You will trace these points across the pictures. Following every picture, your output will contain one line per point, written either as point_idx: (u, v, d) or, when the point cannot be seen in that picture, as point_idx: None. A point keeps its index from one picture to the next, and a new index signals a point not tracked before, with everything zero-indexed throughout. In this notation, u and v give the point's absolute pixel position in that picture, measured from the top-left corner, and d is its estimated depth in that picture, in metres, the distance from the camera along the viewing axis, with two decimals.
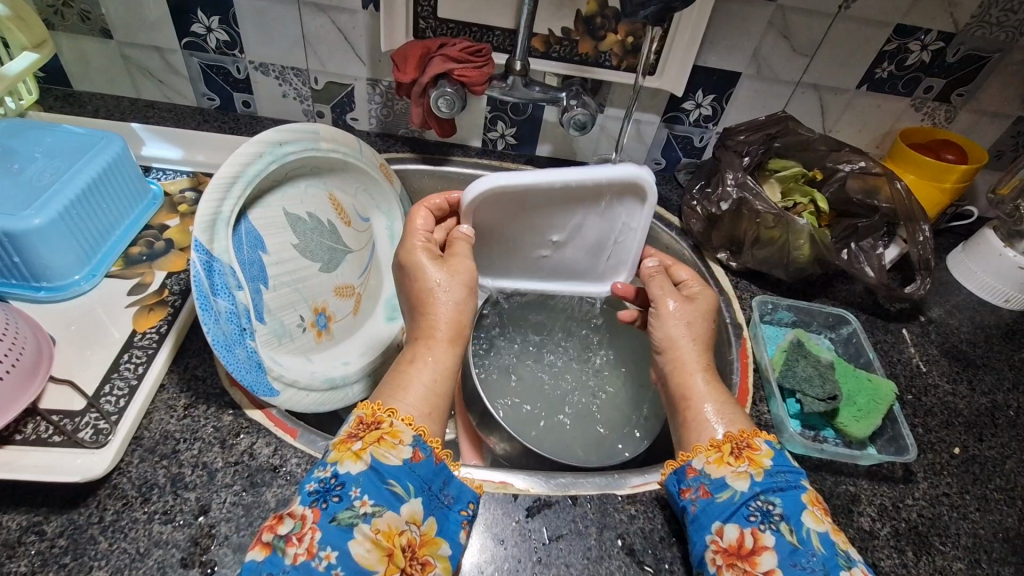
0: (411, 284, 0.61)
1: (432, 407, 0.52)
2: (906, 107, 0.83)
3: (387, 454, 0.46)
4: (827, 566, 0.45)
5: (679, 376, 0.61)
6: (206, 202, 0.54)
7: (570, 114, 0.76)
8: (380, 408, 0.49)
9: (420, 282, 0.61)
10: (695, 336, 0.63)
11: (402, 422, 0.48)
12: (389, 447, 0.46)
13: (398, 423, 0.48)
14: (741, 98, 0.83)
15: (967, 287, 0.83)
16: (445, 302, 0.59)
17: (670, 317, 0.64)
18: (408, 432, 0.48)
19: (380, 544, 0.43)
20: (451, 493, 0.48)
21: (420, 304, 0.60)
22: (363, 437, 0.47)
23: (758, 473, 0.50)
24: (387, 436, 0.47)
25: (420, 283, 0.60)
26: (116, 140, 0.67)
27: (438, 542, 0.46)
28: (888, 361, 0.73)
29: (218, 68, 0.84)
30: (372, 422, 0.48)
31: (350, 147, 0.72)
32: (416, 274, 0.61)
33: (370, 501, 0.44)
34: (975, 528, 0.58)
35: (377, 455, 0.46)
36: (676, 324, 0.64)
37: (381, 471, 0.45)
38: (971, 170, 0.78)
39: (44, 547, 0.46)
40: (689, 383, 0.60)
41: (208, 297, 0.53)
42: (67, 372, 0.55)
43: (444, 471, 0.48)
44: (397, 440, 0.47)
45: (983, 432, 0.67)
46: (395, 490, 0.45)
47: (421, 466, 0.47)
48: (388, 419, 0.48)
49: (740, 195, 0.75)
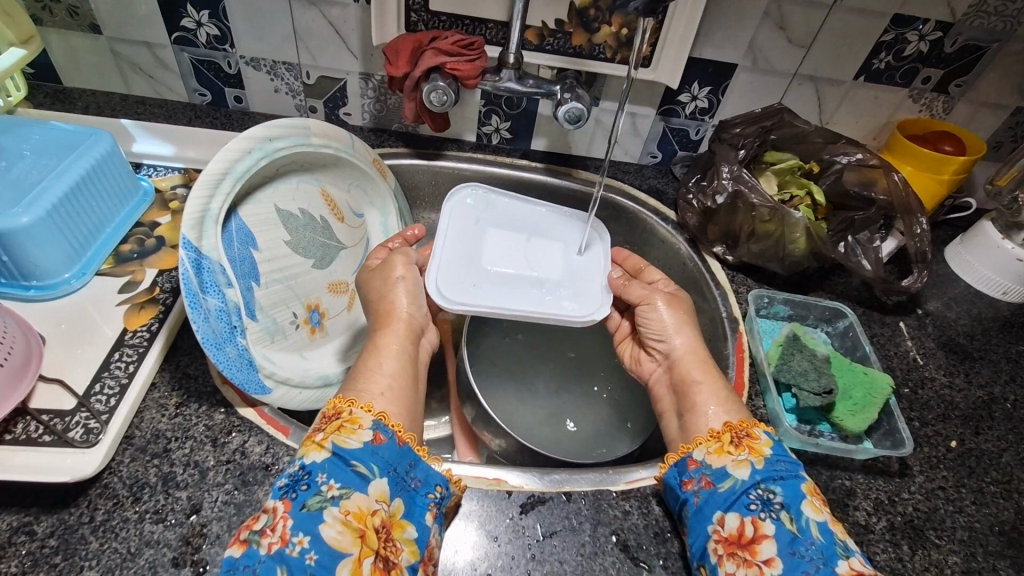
0: (375, 277, 0.64)
1: (389, 389, 0.53)
2: (903, 98, 0.82)
3: (348, 438, 0.46)
4: (826, 554, 0.44)
5: (677, 367, 0.62)
6: (194, 199, 0.53)
7: (565, 107, 0.75)
8: (341, 400, 0.50)
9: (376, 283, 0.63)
10: (685, 334, 0.63)
11: (362, 409, 0.49)
12: (350, 432, 0.47)
13: (357, 410, 0.49)
14: (737, 90, 0.82)
15: (965, 279, 0.83)
16: (398, 299, 0.61)
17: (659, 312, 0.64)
18: (368, 418, 0.48)
19: (351, 525, 0.42)
20: (418, 476, 0.48)
21: (377, 302, 0.62)
22: (325, 428, 0.47)
23: (759, 460, 0.50)
24: (347, 423, 0.47)
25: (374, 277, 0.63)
26: (105, 137, 0.67)
27: (405, 525, 0.46)
28: (884, 354, 0.72)
29: (209, 63, 0.83)
30: (334, 414, 0.49)
31: (342, 142, 0.71)
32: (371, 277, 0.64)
33: (337, 485, 0.44)
34: (971, 521, 0.58)
35: (338, 441, 0.46)
36: (666, 322, 0.64)
37: (344, 455, 0.45)
38: (970, 161, 0.77)
39: (35, 547, 0.46)
40: (689, 371, 0.60)
41: (197, 295, 0.52)
42: (57, 371, 0.55)
43: (409, 453, 0.48)
44: (357, 425, 0.47)
45: (980, 425, 0.66)
46: (360, 471, 0.45)
47: (384, 448, 0.47)
48: (348, 408, 0.49)
49: (735, 188, 0.74)
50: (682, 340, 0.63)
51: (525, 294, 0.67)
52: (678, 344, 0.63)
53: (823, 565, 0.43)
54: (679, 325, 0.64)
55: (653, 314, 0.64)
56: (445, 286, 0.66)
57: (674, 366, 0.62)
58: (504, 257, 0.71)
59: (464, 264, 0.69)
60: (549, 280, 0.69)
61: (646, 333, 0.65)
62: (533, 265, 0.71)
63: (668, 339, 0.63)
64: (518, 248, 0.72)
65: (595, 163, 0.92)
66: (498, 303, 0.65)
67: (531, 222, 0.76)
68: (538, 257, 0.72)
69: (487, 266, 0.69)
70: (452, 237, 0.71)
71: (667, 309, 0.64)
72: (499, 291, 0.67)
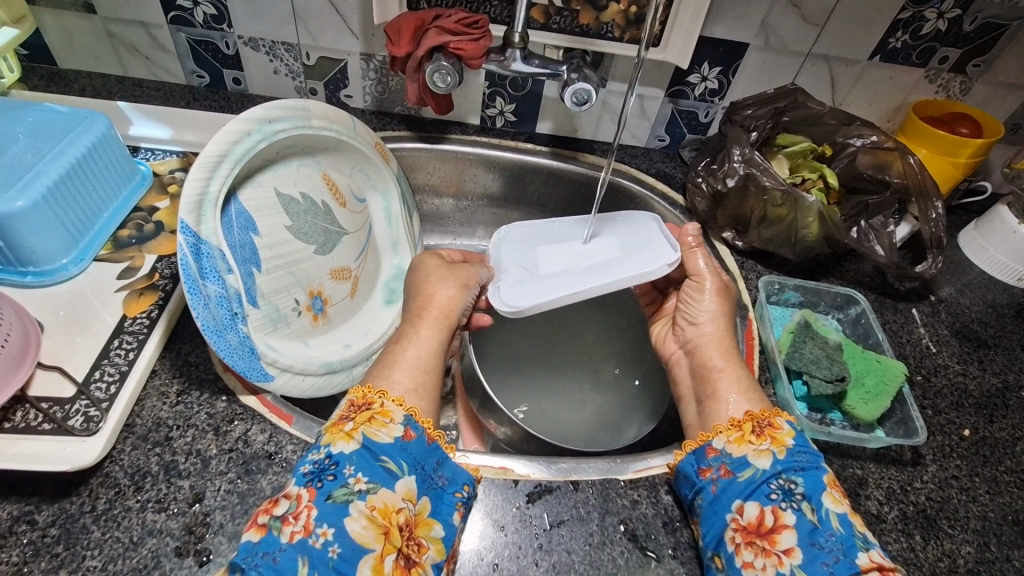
0: (414, 277, 0.63)
1: (420, 384, 0.52)
2: (920, 79, 0.79)
3: (378, 432, 0.45)
4: (845, 546, 0.43)
5: (698, 354, 0.61)
6: (191, 182, 0.52)
7: (572, 88, 0.72)
8: (370, 390, 0.49)
9: (422, 275, 0.62)
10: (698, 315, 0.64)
11: (393, 402, 0.48)
12: (380, 426, 0.46)
13: (388, 402, 0.48)
14: (748, 71, 0.80)
15: (979, 266, 0.81)
16: (440, 293, 0.60)
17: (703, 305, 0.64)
18: (399, 412, 0.47)
19: (377, 521, 0.41)
20: (445, 475, 0.47)
21: (418, 289, 0.61)
22: (354, 418, 0.46)
23: (779, 451, 0.49)
24: (378, 416, 0.47)
25: (420, 275, 0.62)
26: (101, 119, 0.65)
27: (432, 524, 0.45)
28: (897, 341, 0.71)
29: (206, 43, 0.81)
30: (363, 404, 0.48)
31: (343, 124, 0.70)
32: (423, 270, 0.63)
33: (364, 478, 0.43)
34: (984, 511, 0.57)
35: (368, 433, 0.45)
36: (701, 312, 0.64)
37: (374, 448, 0.44)
38: (988, 144, 0.75)
39: (36, 537, 0.45)
40: (711, 358, 0.60)
41: (196, 280, 0.51)
42: (56, 358, 0.54)
43: (437, 451, 0.48)
44: (388, 418, 0.46)
45: (994, 413, 0.65)
46: (388, 466, 0.44)
47: (414, 445, 0.46)
48: (379, 400, 0.48)
49: (747, 171, 0.72)
50: (713, 327, 0.62)
51: (590, 277, 0.67)
52: (708, 331, 0.62)
53: (842, 558, 0.43)
54: (716, 314, 0.63)
55: (699, 296, 0.65)
56: (522, 301, 0.66)
57: (695, 353, 0.62)
58: (554, 255, 0.71)
59: (529, 276, 0.69)
60: (610, 257, 0.69)
61: (683, 313, 0.66)
62: (581, 253, 0.71)
63: (698, 324, 0.63)
64: (564, 247, 0.72)
65: (602, 147, 0.90)
66: (569, 291, 0.65)
67: (555, 229, 0.75)
68: (584, 247, 0.72)
69: (547, 270, 0.69)
70: (505, 252, 0.72)
71: (710, 296, 0.64)
72: (562, 283, 0.67)
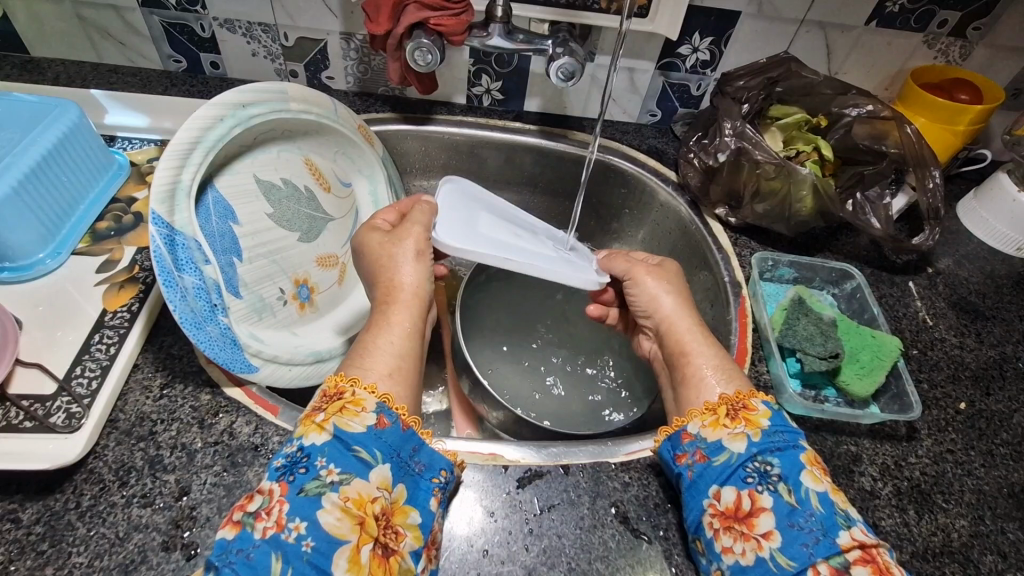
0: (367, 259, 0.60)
1: (396, 369, 0.51)
2: (918, 44, 0.77)
3: (350, 422, 0.45)
4: (825, 527, 0.43)
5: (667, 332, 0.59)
6: (162, 171, 0.50)
7: (557, 63, 0.70)
8: (342, 378, 0.48)
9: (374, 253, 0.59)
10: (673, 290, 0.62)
11: (365, 390, 0.47)
12: (352, 415, 0.45)
13: (361, 391, 0.47)
14: (741, 40, 0.77)
15: (978, 235, 0.80)
16: (401, 274, 0.58)
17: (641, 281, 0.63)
18: (372, 400, 0.46)
19: (351, 512, 0.41)
20: (422, 460, 0.46)
21: (377, 274, 0.59)
22: (326, 408, 0.46)
23: (755, 433, 0.48)
24: (350, 405, 0.46)
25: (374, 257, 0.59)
26: (72, 106, 0.63)
27: (409, 511, 0.44)
28: (893, 316, 0.70)
29: (181, 26, 0.79)
30: (335, 393, 0.47)
31: (324, 107, 0.68)
32: (369, 249, 0.60)
33: (337, 470, 0.42)
34: (979, 484, 0.57)
35: (340, 423, 0.44)
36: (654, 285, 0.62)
37: (346, 439, 0.44)
38: (988, 111, 0.73)
39: (21, 534, 0.45)
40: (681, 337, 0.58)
41: (171, 273, 0.50)
42: (35, 355, 0.53)
43: (413, 437, 0.47)
44: (360, 407, 0.46)
45: (990, 385, 0.65)
46: (361, 456, 0.43)
47: (388, 433, 0.45)
48: (350, 388, 0.47)
49: (738, 145, 0.70)
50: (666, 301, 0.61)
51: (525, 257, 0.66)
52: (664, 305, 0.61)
53: (823, 538, 0.42)
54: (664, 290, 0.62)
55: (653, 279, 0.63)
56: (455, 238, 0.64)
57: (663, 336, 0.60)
58: (499, 227, 0.71)
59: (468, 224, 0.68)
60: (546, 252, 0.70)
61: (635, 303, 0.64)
62: (529, 242, 0.71)
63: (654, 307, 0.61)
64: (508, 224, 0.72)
65: (591, 124, 0.87)
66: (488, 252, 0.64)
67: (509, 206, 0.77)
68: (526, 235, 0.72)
69: (488, 232, 0.69)
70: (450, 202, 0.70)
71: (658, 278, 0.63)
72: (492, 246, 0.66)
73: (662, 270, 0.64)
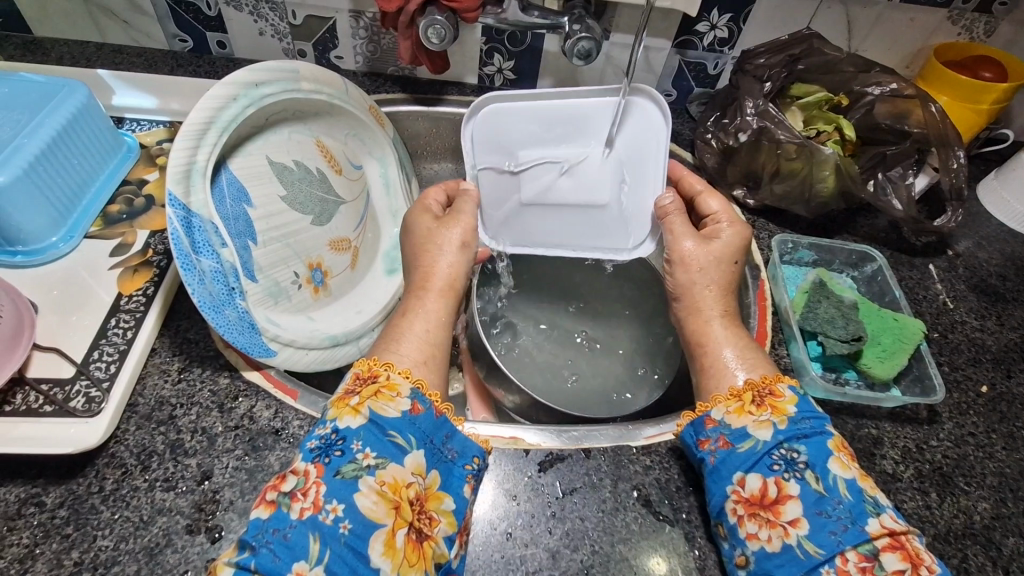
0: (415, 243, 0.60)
1: (429, 358, 0.51)
2: (942, 20, 0.75)
3: (385, 406, 0.44)
4: (853, 514, 0.42)
5: (696, 319, 0.58)
6: (178, 151, 0.49)
7: (573, 42, 0.69)
8: (375, 363, 0.48)
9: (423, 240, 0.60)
10: (713, 280, 0.59)
11: (399, 375, 0.47)
12: (387, 400, 0.45)
13: (395, 375, 0.47)
14: (761, 17, 0.75)
15: (998, 217, 0.79)
16: (442, 262, 0.58)
17: (685, 255, 0.60)
18: (406, 385, 0.46)
19: (387, 496, 0.41)
20: (455, 447, 0.46)
21: (417, 258, 0.59)
22: (360, 392, 0.45)
23: (780, 421, 0.47)
24: (385, 389, 0.45)
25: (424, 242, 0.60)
26: (79, 87, 0.62)
27: (443, 497, 0.44)
28: (913, 298, 0.69)
29: (186, 4, 0.77)
30: (369, 376, 0.47)
31: (334, 87, 0.66)
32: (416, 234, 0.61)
33: (373, 454, 0.42)
34: (1001, 467, 0.56)
35: (376, 408, 0.44)
36: (693, 265, 0.60)
37: (381, 423, 0.43)
38: (1013, 89, 0.71)
39: (46, 518, 0.45)
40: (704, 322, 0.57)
41: (189, 256, 0.49)
42: (52, 340, 0.53)
43: (446, 424, 0.46)
44: (395, 392, 0.45)
45: (1011, 368, 0.64)
46: (397, 441, 0.43)
47: (423, 419, 0.45)
48: (385, 372, 0.47)
49: (760, 124, 0.69)
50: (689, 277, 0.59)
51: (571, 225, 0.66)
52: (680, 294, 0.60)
53: (850, 525, 0.42)
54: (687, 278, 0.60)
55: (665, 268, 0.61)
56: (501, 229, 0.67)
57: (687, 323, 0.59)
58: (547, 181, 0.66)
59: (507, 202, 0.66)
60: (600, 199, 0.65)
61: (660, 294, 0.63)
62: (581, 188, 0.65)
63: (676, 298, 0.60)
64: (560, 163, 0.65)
65: None
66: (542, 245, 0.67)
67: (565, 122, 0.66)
68: (581, 169, 0.65)
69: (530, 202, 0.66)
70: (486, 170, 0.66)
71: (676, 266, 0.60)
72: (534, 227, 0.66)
73: (708, 246, 0.60)
